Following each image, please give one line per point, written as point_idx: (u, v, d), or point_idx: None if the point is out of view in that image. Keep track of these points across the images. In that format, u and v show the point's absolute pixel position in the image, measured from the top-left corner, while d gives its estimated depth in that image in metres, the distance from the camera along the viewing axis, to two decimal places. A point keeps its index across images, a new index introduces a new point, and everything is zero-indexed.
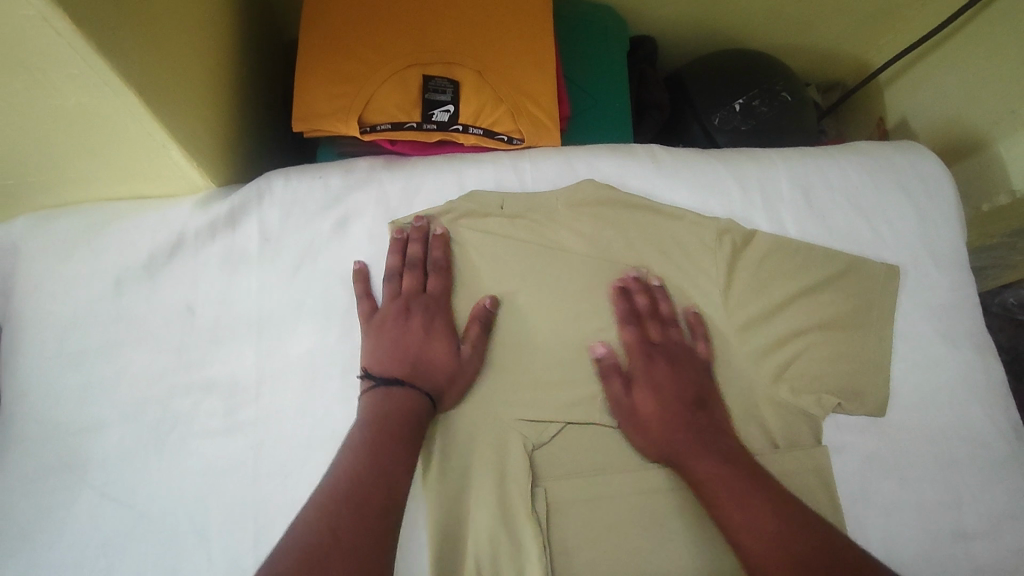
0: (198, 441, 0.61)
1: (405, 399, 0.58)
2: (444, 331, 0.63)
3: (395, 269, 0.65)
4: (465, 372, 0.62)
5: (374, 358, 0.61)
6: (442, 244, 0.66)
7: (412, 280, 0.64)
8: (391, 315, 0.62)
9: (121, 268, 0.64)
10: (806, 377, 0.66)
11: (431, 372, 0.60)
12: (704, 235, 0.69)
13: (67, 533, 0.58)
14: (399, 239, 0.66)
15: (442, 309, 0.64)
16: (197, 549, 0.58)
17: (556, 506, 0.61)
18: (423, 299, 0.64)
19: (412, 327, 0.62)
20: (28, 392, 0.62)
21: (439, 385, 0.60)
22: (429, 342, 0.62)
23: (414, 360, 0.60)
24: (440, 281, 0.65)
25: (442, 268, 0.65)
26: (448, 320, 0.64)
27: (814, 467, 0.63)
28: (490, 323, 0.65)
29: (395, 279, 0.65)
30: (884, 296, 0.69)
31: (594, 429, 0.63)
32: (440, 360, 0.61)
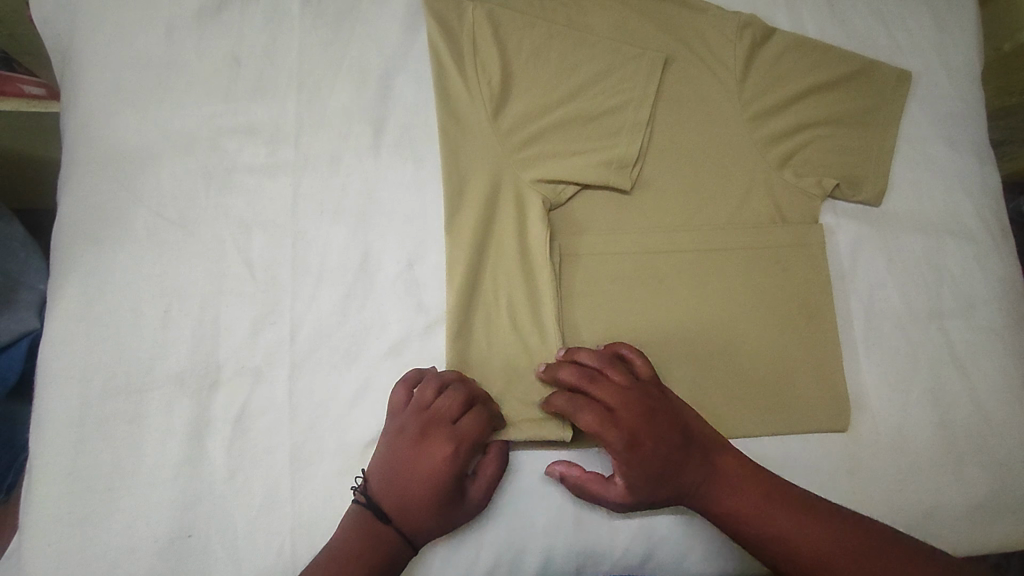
0: (244, 176, 0.66)
1: (375, 544, 0.55)
2: (450, 477, 0.57)
3: (438, 380, 0.60)
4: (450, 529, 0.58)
5: (379, 465, 0.58)
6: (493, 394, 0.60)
7: (447, 404, 0.58)
8: (408, 432, 0.58)
9: (173, 18, 0.68)
10: (809, 164, 0.70)
11: (420, 509, 0.57)
12: (725, 26, 0.71)
13: (124, 244, 0.64)
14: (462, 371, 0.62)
15: (462, 455, 0.58)
16: (240, 268, 0.64)
17: (568, 258, 0.67)
18: (449, 429, 0.58)
19: (421, 460, 0.57)
20: (86, 122, 0.66)
21: (420, 531, 0.57)
22: (430, 485, 0.57)
23: (410, 498, 0.57)
24: (473, 423, 0.58)
25: (481, 410, 0.59)
26: (462, 468, 0.58)
27: (809, 242, 0.68)
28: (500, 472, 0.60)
29: (433, 390, 0.59)
30: (894, 97, 0.72)
31: (607, 195, 0.69)
32: (432, 511, 0.57)
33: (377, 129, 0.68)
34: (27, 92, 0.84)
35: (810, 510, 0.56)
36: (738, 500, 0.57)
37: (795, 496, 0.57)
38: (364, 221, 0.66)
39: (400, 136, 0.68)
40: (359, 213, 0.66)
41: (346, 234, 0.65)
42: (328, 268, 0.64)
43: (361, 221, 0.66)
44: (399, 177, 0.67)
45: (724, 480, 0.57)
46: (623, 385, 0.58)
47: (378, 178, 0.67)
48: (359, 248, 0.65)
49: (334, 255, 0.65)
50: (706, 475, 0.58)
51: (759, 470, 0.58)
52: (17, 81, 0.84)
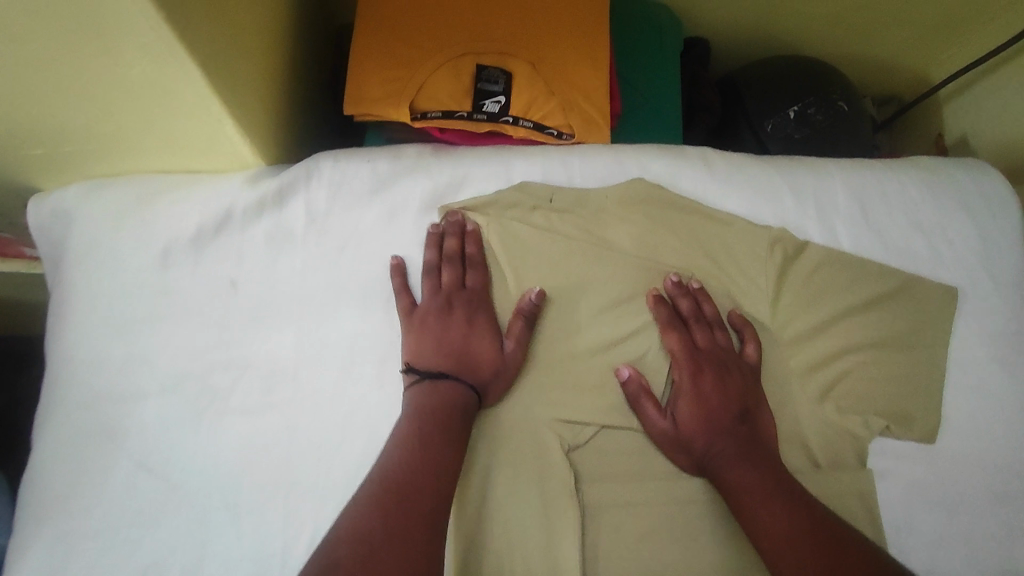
0: (234, 417, 0.61)
1: (451, 395, 0.57)
2: (487, 326, 0.62)
3: (432, 264, 0.64)
4: (509, 368, 0.61)
5: (417, 350, 0.60)
6: (476, 239, 0.65)
7: (451, 276, 0.63)
8: (432, 311, 0.61)
9: (168, 242, 0.65)
10: (851, 397, 0.64)
11: (474, 365, 0.59)
12: (755, 243, 0.66)
13: (101, 499, 0.59)
14: (434, 233, 0.65)
15: (484, 304, 0.63)
16: (229, 525, 0.58)
17: (591, 511, 0.59)
18: (463, 294, 0.63)
19: (454, 324, 0.61)
20: (71, 358, 0.63)
21: (485, 380, 0.59)
22: (471, 336, 0.61)
23: (460, 356, 0.60)
24: (478, 276, 0.64)
25: (479, 263, 0.64)
26: (493, 318, 0.63)
27: (858, 491, 0.61)
28: (534, 317, 0.63)
29: (433, 274, 0.64)
30: (939, 318, 0.66)
31: (632, 430, 0.62)
32: (485, 357, 0.60)
33: (381, 359, 0.63)
34: (29, 254, 0.78)
35: (832, 534, 0.51)
36: (742, 467, 0.57)
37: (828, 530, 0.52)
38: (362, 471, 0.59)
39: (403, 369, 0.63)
40: (358, 460, 0.60)
41: (342, 483, 0.59)
42: (319, 527, 0.58)
43: (358, 469, 0.60)
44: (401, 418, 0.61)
45: (760, 472, 0.56)
46: (705, 342, 0.63)
47: (378, 417, 0.61)
48: None
49: (327, 511, 0.58)
50: (743, 456, 0.57)
51: (801, 492, 0.55)
52: (20, 243, 0.78)
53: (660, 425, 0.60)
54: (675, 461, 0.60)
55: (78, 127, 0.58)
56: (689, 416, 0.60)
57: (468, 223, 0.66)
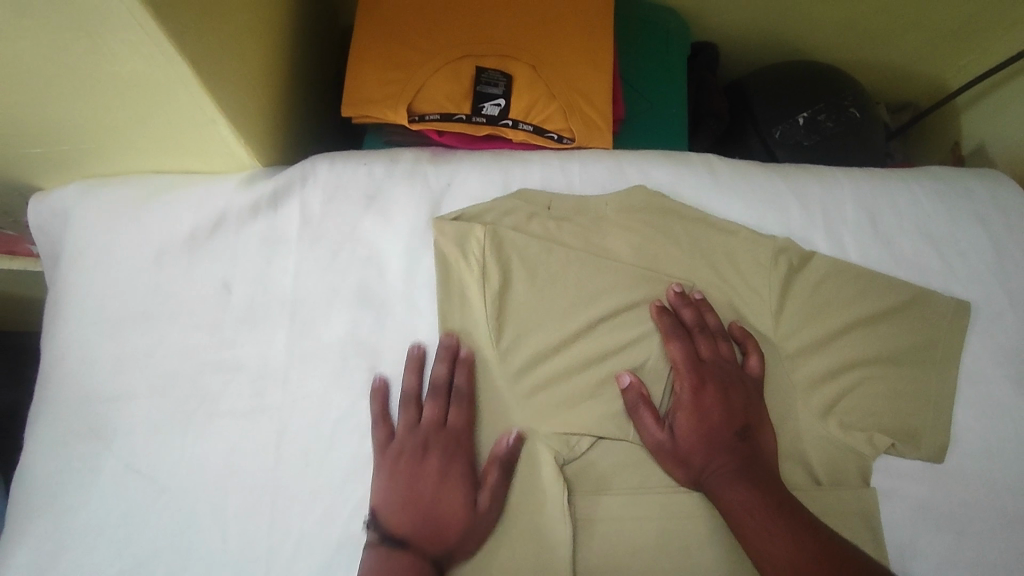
0: (223, 421, 0.61)
1: (410, 565, 0.53)
2: (460, 479, 0.57)
3: (412, 393, 0.60)
4: (478, 530, 0.56)
5: (384, 494, 0.56)
6: (467, 368, 0.60)
7: (432, 411, 0.59)
8: (406, 452, 0.58)
9: (162, 242, 0.65)
10: (857, 412, 0.61)
11: (439, 526, 0.55)
12: (758, 253, 0.64)
13: (88, 501, 0.59)
14: (416, 355, 0.61)
15: (462, 450, 0.58)
16: (214, 527, 0.58)
17: (584, 524, 0.58)
18: (442, 434, 0.58)
19: (426, 472, 0.57)
20: (64, 358, 0.63)
21: (448, 546, 0.55)
22: (442, 492, 0.56)
23: (428, 516, 0.55)
24: (462, 415, 0.59)
25: (465, 397, 0.60)
26: (469, 464, 0.58)
27: (861, 510, 0.59)
28: (513, 462, 0.58)
29: (412, 406, 0.60)
30: (951, 332, 0.64)
31: (628, 442, 0.60)
32: (452, 517, 0.55)
33: (371, 364, 0.62)
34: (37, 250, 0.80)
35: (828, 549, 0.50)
36: (741, 486, 0.55)
37: (825, 544, 0.50)
38: (350, 477, 0.59)
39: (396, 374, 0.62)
40: (345, 467, 0.59)
41: (330, 490, 0.58)
42: (306, 535, 0.57)
43: (346, 476, 0.59)
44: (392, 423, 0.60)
45: (758, 487, 0.55)
46: (709, 355, 0.61)
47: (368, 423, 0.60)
48: (345, 509, 0.58)
49: (314, 518, 0.57)
50: (741, 470, 0.56)
51: (799, 507, 0.54)
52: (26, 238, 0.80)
53: (656, 436, 0.58)
54: (671, 472, 0.58)
55: (75, 129, 0.58)
56: (688, 429, 0.58)
57: (462, 348, 0.61)
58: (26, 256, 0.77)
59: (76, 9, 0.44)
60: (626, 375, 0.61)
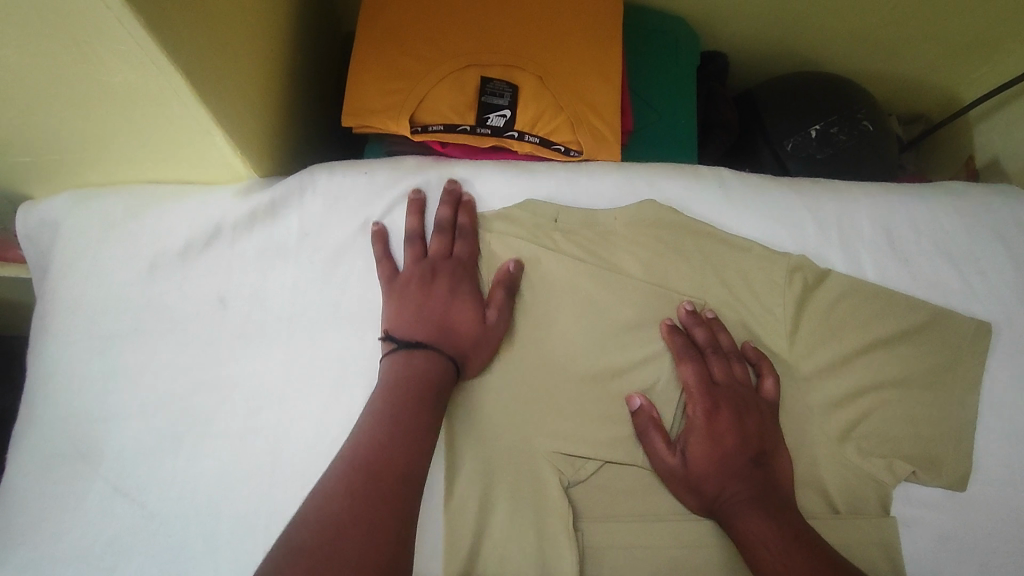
0: (216, 441, 0.58)
1: (428, 362, 0.54)
2: (469, 296, 0.58)
3: (417, 230, 0.62)
4: (489, 340, 0.57)
5: (396, 317, 0.57)
6: (469, 209, 0.63)
7: (438, 244, 0.61)
8: (415, 277, 0.59)
9: (155, 254, 0.62)
10: (875, 437, 0.59)
11: (452, 335, 0.56)
12: (773, 270, 0.62)
13: (73, 525, 0.56)
14: (417, 200, 0.63)
15: (468, 274, 0.60)
16: (206, 553, 0.55)
17: (591, 553, 0.55)
18: (449, 262, 0.60)
19: (435, 292, 0.58)
20: (51, 374, 0.60)
21: (463, 351, 0.56)
22: (453, 303, 0.57)
23: (441, 322, 0.56)
24: (466, 245, 0.61)
25: (469, 234, 0.62)
26: (475, 288, 0.59)
27: (881, 541, 0.56)
28: (515, 287, 0.60)
29: (417, 242, 0.61)
30: (972, 355, 0.62)
31: (637, 467, 0.58)
32: (464, 325, 0.57)
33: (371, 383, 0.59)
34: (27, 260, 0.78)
35: None
36: (757, 517, 0.52)
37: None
38: None
39: None
40: None
41: None
42: None
43: None
44: None
45: (774, 516, 0.52)
46: (722, 377, 0.58)
47: None
48: None
49: None
50: (757, 499, 0.53)
51: (817, 540, 0.51)
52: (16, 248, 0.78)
53: (668, 462, 0.56)
54: (683, 500, 0.56)
55: (66, 137, 0.56)
56: (702, 455, 0.55)
57: (464, 194, 0.64)
58: (16, 267, 0.75)
59: (64, 14, 0.42)
60: (637, 398, 0.58)
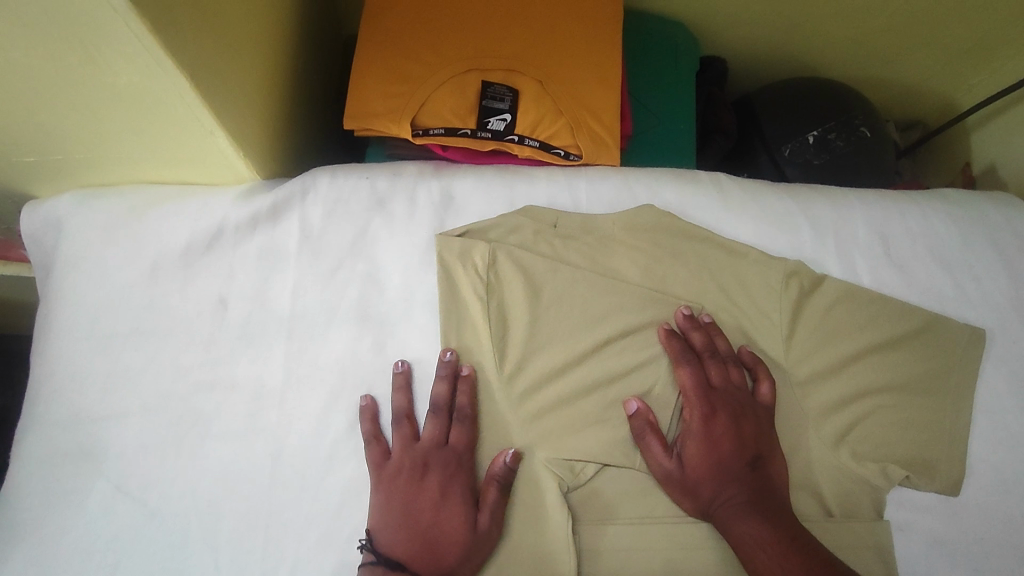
0: (216, 442, 0.59)
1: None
2: (459, 500, 0.55)
3: (401, 412, 0.58)
4: (479, 550, 0.53)
5: (380, 516, 0.54)
6: (469, 388, 0.58)
7: (431, 432, 0.57)
8: (405, 469, 0.56)
9: (157, 256, 0.63)
10: (869, 442, 0.60)
11: (437, 555, 0.53)
12: (769, 276, 0.63)
13: (74, 525, 0.56)
14: (404, 373, 0.59)
15: (462, 471, 0.56)
16: (205, 554, 0.55)
17: (589, 555, 0.55)
18: (441, 453, 0.56)
19: (424, 495, 0.55)
20: (53, 374, 0.61)
21: (449, 568, 0.52)
22: (441, 514, 0.54)
23: (425, 543, 0.53)
24: (463, 434, 0.57)
25: (467, 417, 0.57)
26: (466, 486, 0.56)
27: (874, 544, 0.57)
28: (509, 484, 0.56)
29: (406, 425, 0.58)
30: (966, 360, 0.62)
31: (635, 470, 0.58)
32: (450, 539, 0.53)
33: (370, 385, 0.60)
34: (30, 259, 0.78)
35: None
36: (751, 520, 0.53)
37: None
38: (347, 503, 0.56)
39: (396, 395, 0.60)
40: (342, 492, 0.57)
41: (327, 516, 0.56)
42: (301, 564, 0.55)
43: (343, 502, 0.57)
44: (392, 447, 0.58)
45: (769, 519, 0.53)
46: (719, 381, 0.59)
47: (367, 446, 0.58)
48: (341, 533, 0.56)
49: (309, 545, 0.55)
50: (751, 501, 0.54)
51: (809, 541, 0.52)
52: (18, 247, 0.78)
53: (665, 465, 0.56)
54: (679, 503, 0.57)
55: (69, 138, 0.56)
56: (698, 459, 0.56)
57: (463, 367, 0.59)
58: (18, 265, 0.76)
59: (71, 18, 0.42)
60: (635, 402, 0.59)
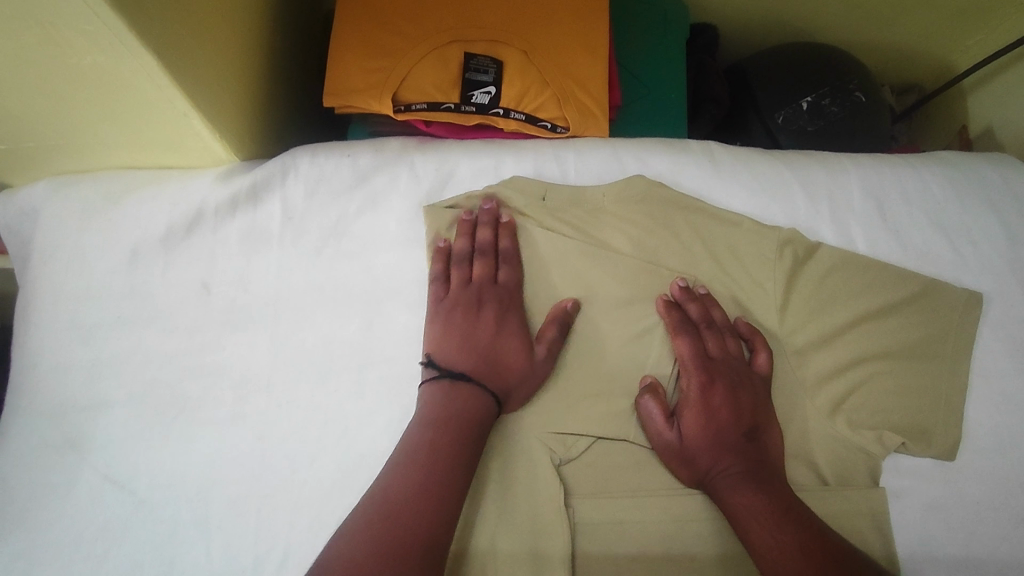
0: (204, 429, 0.58)
1: (474, 402, 0.53)
2: (517, 330, 0.57)
3: (463, 254, 0.60)
4: (535, 377, 0.57)
5: (438, 341, 0.57)
6: (511, 231, 0.60)
7: (482, 268, 0.59)
8: (461, 303, 0.58)
9: (137, 242, 0.62)
10: (865, 409, 0.59)
11: (499, 369, 0.55)
12: (763, 245, 0.61)
13: (63, 514, 0.56)
14: (466, 220, 0.61)
15: (516, 303, 0.59)
16: (196, 541, 0.55)
17: (583, 529, 0.55)
18: (495, 290, 0.59)
19: (482, 324, 0.57)
20: (36, 366, 0.60)
21: (508, 387, 0.55)
22: (501, 338, 0.57)
23: (489, 359, 0.56)
24: (512, 273, 0.60)
25: (513, 258, 0.60)
26: (522, 319, 0.59)
27: (870, 511, 0.56)
28: (567, 324, 0.59)
29: (463, 265, 0.60)
30: (964, 324, 0.61)
31: (629, 443, 0.57)
32: (512, 361, 0.56)
33: (358, 367, 0.59)
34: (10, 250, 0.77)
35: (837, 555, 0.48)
36: (748, 490, 0.52)
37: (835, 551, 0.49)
38: (337, 486, 0.56)
39: (384, 374, 0.59)
40: (333, 475, 0.56)
41: (317, 499, 0.55)
42: (292, 548, 0.54)
43: (333, 484, 0.56)
44: (381, 427, 0.57)
45: (766, 488, 0.53)
46: (717, 354, 0.58)
47: (357, 428, 0.57)
48: (332, 516, 0.55)
49: (300, 529, 0.55)
50: (748, 472, 0.53)
51: (805, 511, 0.52)
52: None
53: (664, 436, 0.55)
54: (675, 473, 0.56)
55: (38, 124, 0.55)
56: (696, 428, 0.55)
57: (503, 215, 0.61)
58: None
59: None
60: (651, 379, 0.58)
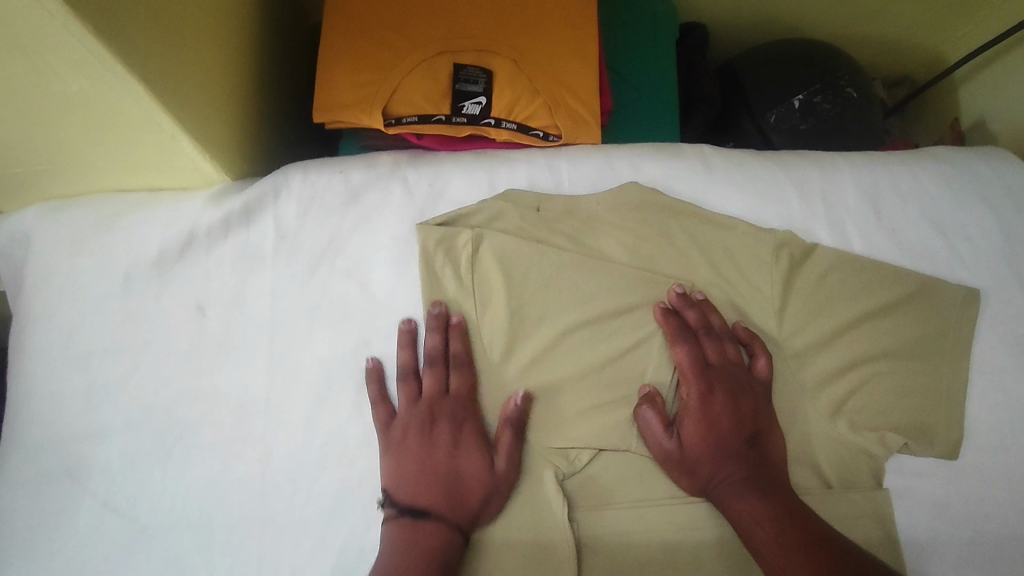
0: (205, 453, 0.57)
1: (436, 536, 0.51)
2: (475, 443, 0.55)
3: (409, 367, 0.58)
4: (500, 492, 0.54)
5: (394, 474, 0.54)
6: (459, 332, 0.58)
7: (431, 381, 0.57)
8: (413, 427, 0.56)
9: (129, 267, 0.61)
10: (866, 410, 0.59)
11: (460, 494, 0.53)
12: (759, 248, 0.61)
13: (65, 545, 0.56)
14: (409, 330, 0.59)
15: (471, 414, 0.57)
16: (200, 566, 0.55)
17: (589, 542, 0.55)
18: (447, 402, 0.57)
19: (437, 440, 0.55)
20: (32, 395, 0.59)
21: (473, 514, 0.53)
22: (460, 456, 0.55)
23: (447, 478, 0.54)
24: (463, 378, 0.58)
25: (463, 361, 0.58)
26: (478, 429, 0.56)
27: (875, 513, 0.56)
28: (522, 426, 0.57)
29: (411, 378, 0.58)
30: (962, 321, 0.61)
31: (632, 453, 0.57)
32: (473, 484, 0.53)
33: (358, 385, 0.59)
34: None
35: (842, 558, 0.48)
36: (751, 496, 0.52)
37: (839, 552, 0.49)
38: (340, 506, 0.55)
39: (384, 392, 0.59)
40: (335, 495, 0.56)
41: (320, 520, 0.55)
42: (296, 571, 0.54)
43: (336, 505, 0.56)
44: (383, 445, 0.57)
45: (768, 493, 0.53)
46: (717, 361, 0.58)
47: (358, 446, 0.57)
48: (336, 538, 0.55)
49: (304, 551, 0.54)
50: (750, 477, 0.53)
51: (809, 514, 0.52)
52: None
53: (664, 445, 0.55)
54: (677, 481, 0.56)
55: (26, 151, 0.54)
56: (697, 437, 0.55)
57: (452, 315, 0.59)
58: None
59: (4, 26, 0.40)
60: (650, 388, 0.58)
